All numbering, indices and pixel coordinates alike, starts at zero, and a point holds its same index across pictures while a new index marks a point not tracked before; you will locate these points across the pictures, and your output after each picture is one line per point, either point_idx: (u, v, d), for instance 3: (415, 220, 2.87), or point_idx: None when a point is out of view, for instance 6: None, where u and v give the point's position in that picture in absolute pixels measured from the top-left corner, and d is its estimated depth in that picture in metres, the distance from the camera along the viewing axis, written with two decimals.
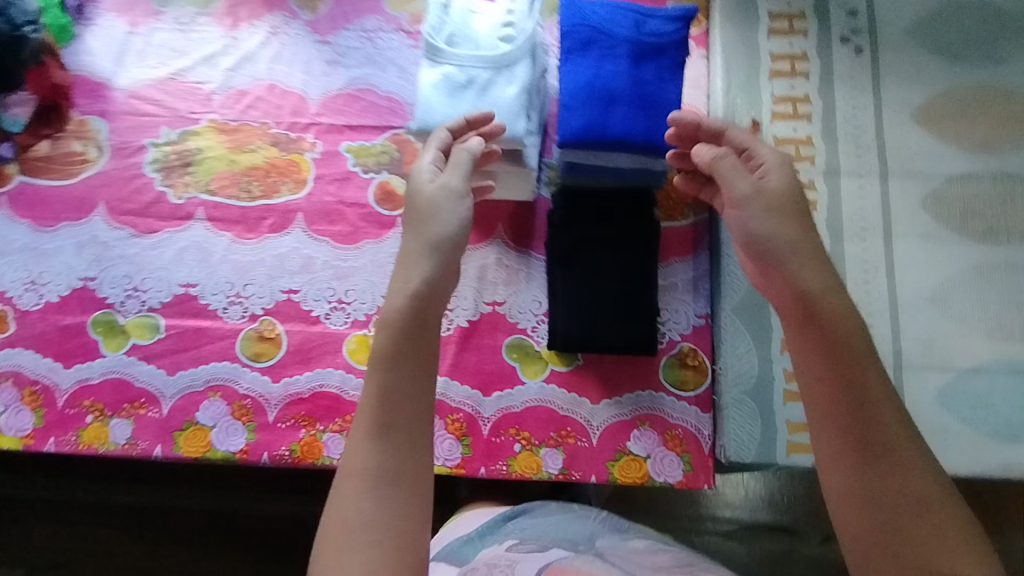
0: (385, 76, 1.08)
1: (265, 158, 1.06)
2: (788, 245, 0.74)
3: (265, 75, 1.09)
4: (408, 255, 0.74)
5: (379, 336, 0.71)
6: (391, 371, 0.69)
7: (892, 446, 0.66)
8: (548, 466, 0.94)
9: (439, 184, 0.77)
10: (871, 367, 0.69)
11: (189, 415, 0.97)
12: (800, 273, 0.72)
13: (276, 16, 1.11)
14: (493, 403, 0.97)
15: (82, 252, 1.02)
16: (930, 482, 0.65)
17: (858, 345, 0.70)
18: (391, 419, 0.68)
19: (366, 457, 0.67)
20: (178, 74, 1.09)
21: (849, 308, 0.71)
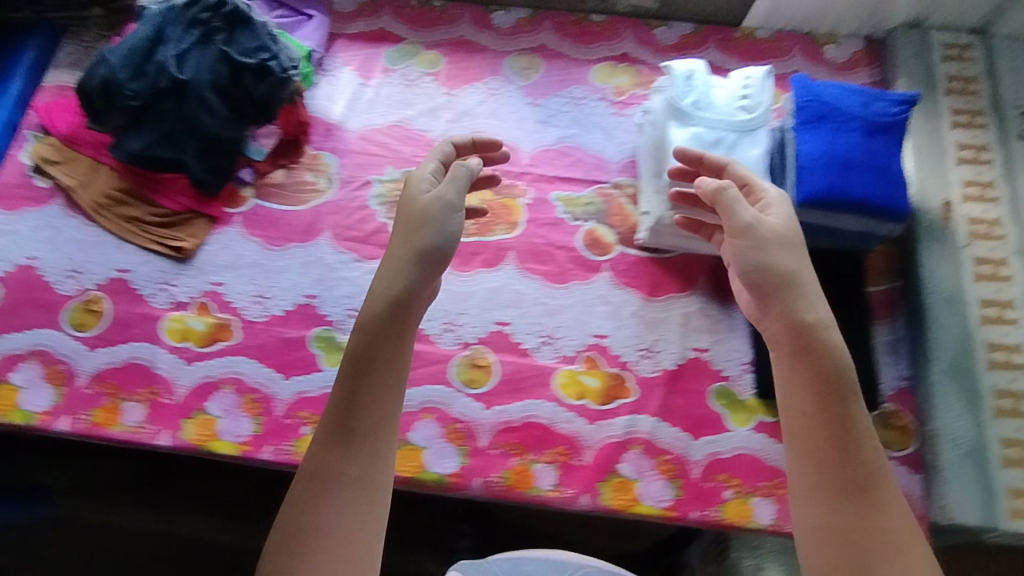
0: (592, 138, 1.18)
1: (481, 199, 1.13)
2: (788, 284, 0.82)
3: (483, 128, 1.19)
4: (389, 265, 0.85)
5: (351, 344, 0.82)
6: (356, 381, 0.79)
7: (867, 480, 0.75)
8: (761, 516, 0.94)
9: (428, 198, 0.88)
10: (854, 404, 0.78)
11: (403, 434, 0.98)
12: (799, 308, 0.82)
13: (495, 80, 1.22)
14: (701, 448, 0.98)
15: (307, 272, 1.08)
16: (904, 517, 0.74)
17: (846, 383, 0.78)
18: (363, 429, 0.77)
19: (344, 466, 0.76)
20: (404, 122, 1.19)
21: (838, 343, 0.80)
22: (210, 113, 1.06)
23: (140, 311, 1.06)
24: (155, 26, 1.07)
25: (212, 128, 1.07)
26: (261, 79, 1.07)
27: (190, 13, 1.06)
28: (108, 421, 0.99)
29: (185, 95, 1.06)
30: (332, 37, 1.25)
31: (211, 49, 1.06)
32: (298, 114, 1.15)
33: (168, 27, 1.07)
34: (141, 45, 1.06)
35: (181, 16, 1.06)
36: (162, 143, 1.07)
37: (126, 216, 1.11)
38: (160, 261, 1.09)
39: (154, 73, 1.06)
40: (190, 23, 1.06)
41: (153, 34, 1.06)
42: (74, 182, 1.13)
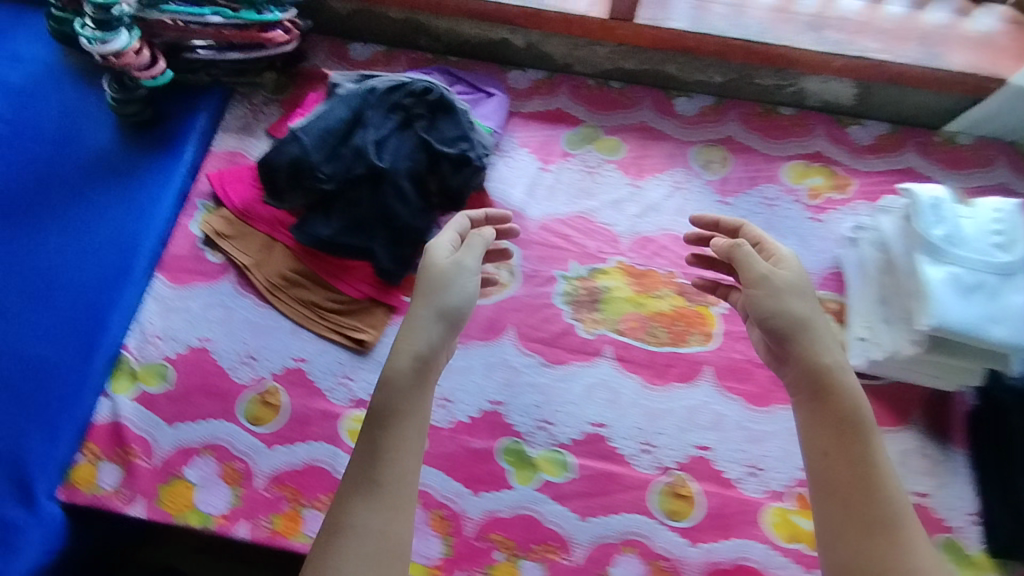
0: (786, 244, 1.11)
1: (672, 306, 1.07)
2: (805, 330, 0.80)
3: (670, 224, 1.12)
4: (408, 323, 0.78)
5: (377, 394, 0.73)
6: (380, 428, 0.71)
7: (894, 521, 0.68)
8: None
9: (442, 264, 0.82)
10: (872, 444, 0.73)
11: (603, 568, 0.90)
12: (817, 351, 0.79)
13: (678, 172, 1.16)
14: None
15: (492, 374, 1.03)
16: (932, 558, 0.67)
17: (868, 426, 0.74)
18: (382, 465, 0.69)
19: (358, 515, 0.67)
20: (587, 213, 1.13)
21: (856, 386, 0.77)
22: (403, 202, 1.01)
23: (319, 407, 1.00)
24: (352, 108, 1.02)
25: (404, 218, 1.02)
26: (458, 169, 1.02)
27: (391, 98, 1.02)
28: (289, 530, 0.92)
29: (380, 183, 1.01)
30: (511, 116, 1.20)
31: (408, 137, 1.02)
32: (483, 203, 1.08)
33: (367, 110, 1.02)
34: (338, 128, 1.02)
35: (380, 100, 1.02)
36: (350, 230, 1.03)
37: (302, 300, 1.06)
38: (339, 352, 1.04)
39: (350, 158, 1.01)
40: (390, 108, 1.02)
41: (350, 117, 1.02)
42: (249, 260, 1.08)
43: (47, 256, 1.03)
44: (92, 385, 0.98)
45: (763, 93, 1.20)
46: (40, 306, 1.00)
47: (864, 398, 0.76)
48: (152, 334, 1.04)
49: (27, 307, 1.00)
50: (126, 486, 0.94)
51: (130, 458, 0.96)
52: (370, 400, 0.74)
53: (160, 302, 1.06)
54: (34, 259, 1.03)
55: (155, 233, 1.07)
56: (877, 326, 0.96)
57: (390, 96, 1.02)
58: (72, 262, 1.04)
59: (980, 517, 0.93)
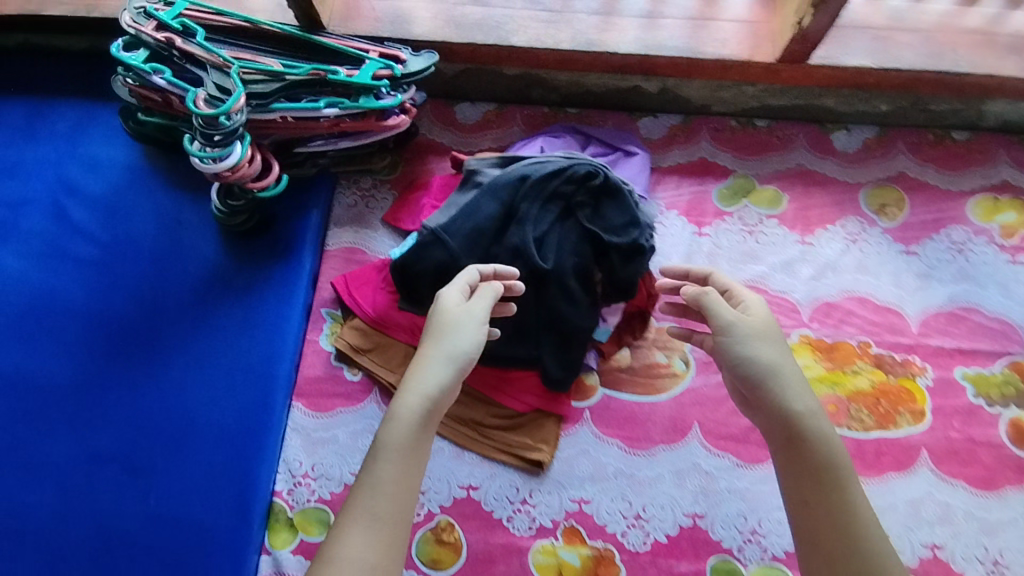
0: (987, 295, 0.99)
1: (871, 382, 0.95)
2: (777, 383, 0.71)
3: (853, 285, 1.00)
4: (420, 366, 0.72)
5: (387, 428, 0.68)
6: (391, 463, 0.66)
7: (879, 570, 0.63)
8: None
9: (473, 326, 0.75)
10: (853, 488, 0.67)
11: None
12: (787, 400, 0.70)
13: (851, 221, 1.03)
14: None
15: (684, 483, 0.91)
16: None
17: (842, 467, 0.68)
18: (359, 497, 0.65)
19: (353, 546, 0.62)
20: (757, 281, 1.00)
21: (833, 433, 0.70)
22: (569, 303, 0.89)
23: (500, 541, 0.89)
24: (503, 201, 0.89)
25: (572, 321, 0.90)
26: (630, 261, 0.89)
27: (548, 184, 0.88)
28: None
29: (544, 285, 0.89)
30: (653, 174, 1.06)
31: (569, 227, 0.89)
32: (649, 286, 0.98)
33: (521, 202, 0.89)
34: (489, 226, 0.90)
35: (536, 188, 0.88)
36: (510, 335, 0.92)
37: (460, 417, 0.94)
38: (511, 472, 0.93)
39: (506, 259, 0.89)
40: (547, 197, 0.89)
41: (501, 211, 0.89)
42: (394, 376, 0.97)
43: (179, 400, 0.94)
44: (252, 543, 0.87)
45: (935, 118, 1.06)
46: (183, 459, 0.91)
47: (838, 443, 0.69)
48: (302, 474, 0.93)
49: (172, 462, 0.91)
50: None
51: None
52: (377, 433, 0.68)
53: (303, 435, 0.95)
54: (167, 404, 0.93)
55: (288, 358, 0.97)
56: None
57: (545, 183, 0.89)
58: (207, 403, 0.94)
59: None
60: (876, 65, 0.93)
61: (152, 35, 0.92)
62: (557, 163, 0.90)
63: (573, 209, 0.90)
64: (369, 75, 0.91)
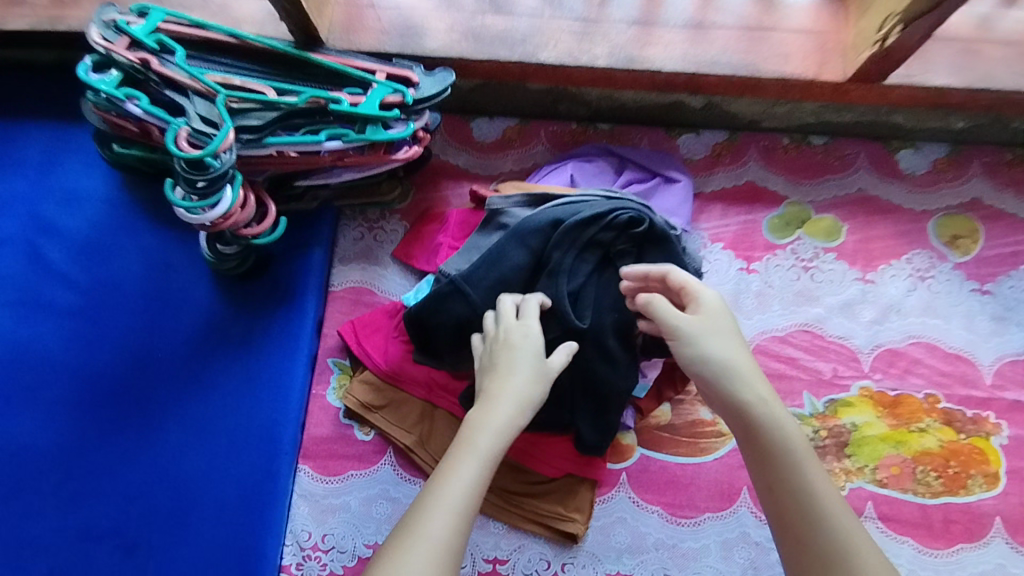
0: None
1: (939, 441, 0.86)
2: (721, 368, 0.66)
3: (920, 330, 0.89)
4: (491, 385, 0.70)
5: (478, 426, 0.65)
6: (478, 457, 0.63)
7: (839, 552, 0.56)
8: None
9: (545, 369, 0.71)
10: (812, 470, 0.61)
11: None
12: (733, 390, 0.65)
13: (919, 256, 0.92)
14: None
15: (731, 555, 0.83)
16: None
17: (799, 452, 0.61)
18: (438, 481, 0.61)
19: (436, 524, 0.58)
20: (812, 325, 0.90)
21: (786, 415, 0.64)
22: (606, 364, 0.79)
23: None
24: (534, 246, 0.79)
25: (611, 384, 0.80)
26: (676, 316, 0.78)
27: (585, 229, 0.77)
28: None
29: (578, 344, 0.79)
30: (695, 201, 0.96)
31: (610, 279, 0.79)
32: None
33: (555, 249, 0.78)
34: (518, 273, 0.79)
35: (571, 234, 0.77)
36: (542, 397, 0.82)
37: None
38: (541, 544, 0.84)
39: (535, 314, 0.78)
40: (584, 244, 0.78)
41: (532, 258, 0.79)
42: (409, 437, 0.87)
43: (175, 469, 0.85)
44: None
45: (1017, 135, 0.95)
46: (180, 536, 0.83)
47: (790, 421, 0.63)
48: (311, 546, 0.85)
49: (169, 540, 0.83)
50: None
51: None
52: (466, 429, 0.65)
53: (312, 502, 0.87)
54: (161, 474, 0.85)
55: (294, 419, 0.88)
56: None
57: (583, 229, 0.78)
58: (205, 473, 0.85)
59: None
60: (963, 85, 0.82)
61: (124, 56, 0.79)
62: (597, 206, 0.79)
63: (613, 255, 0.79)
64: (377, 103, 0.80)
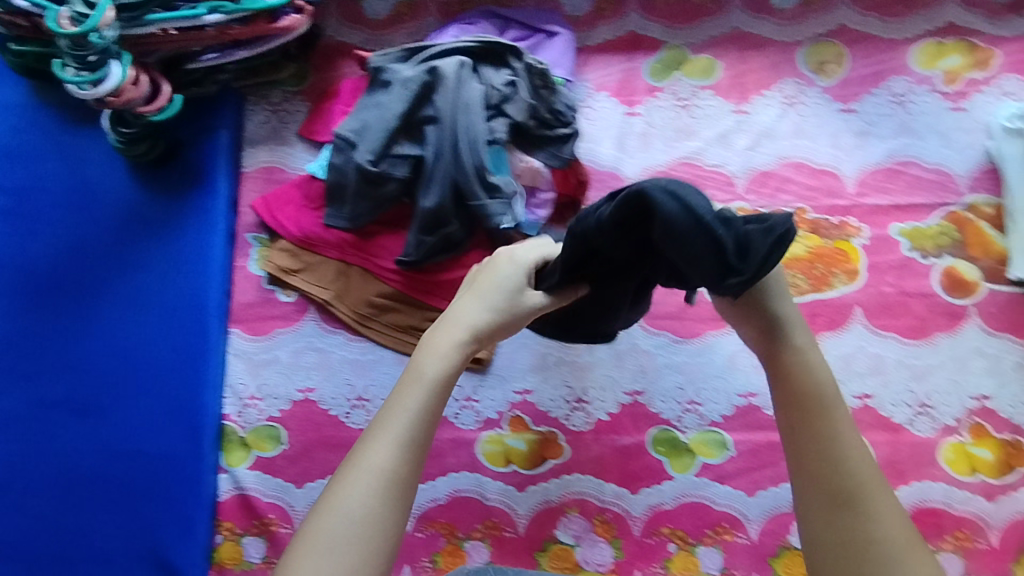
0: (928, 146, 0.95)
1: (806, 248, 0.94)
2: (771, 311, 0.61)
3: (790, 151, 0.96)
4: (469, 303, 0.67)
5: (431, 349, 0.62)
6: (427, 377, 0.59)
7: (864, 492, 0.54)
8: None
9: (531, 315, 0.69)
10: (839, 415, 0.57)
11: (782, 538, 0.88)
12: (785, 328, 0.61)
13: (789, 83, 0.98)
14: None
15: (623, 363, 0.94)
16: (908, 537, 0.52)
17: (829, 395, 0.58)
18: (390, 410, 0.58)
19: (379, 456, 0.55)
20: (692, 157, 0.98)
21: (822, 364, 0.60)
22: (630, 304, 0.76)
23: (449, 436, 0.94)
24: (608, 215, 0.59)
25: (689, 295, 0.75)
26: (552, 159, 0.89)
27: (693, 268, 0.54)
28: (453, 565, 0.91)
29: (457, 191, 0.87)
30: (579, 54, 1.01)
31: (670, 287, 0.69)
32: (578, 173, 0.93)
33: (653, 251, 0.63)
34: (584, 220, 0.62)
35: (681, 244, 0.53)
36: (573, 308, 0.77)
37: (397, 325, 0.96)
38: None
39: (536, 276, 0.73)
40: (709, 257, 0.52)
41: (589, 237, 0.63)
42: (328, 293, 0.97)
43: (113, 341, 0.94)
44: (207, 466, 0.91)
45: None
46: (125, 396, 0.92)
47: (821, 367, 0.60)
48: (249, 396, 0.96)
49: (116, 400, 0.92)
50: (276, 556, 0.92)
51: (270, 527, 0.93)
52: (418, 351, 0.62)
53: (246, 359, 0.97)
54: (102, 345, 0.94)
55: (217, 287, 0.95)
56: None
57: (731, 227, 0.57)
58: (140, 342, 0.94)
59: None
60: None
61: None
62: (784, 239, 0.53)
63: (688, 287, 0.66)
64: None
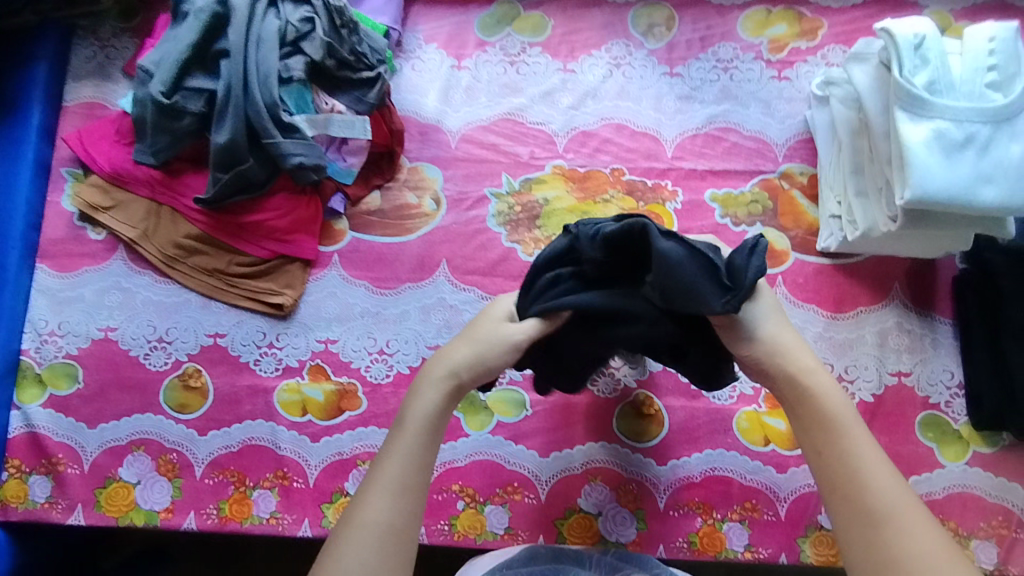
0: (748, 113, 0.95)
1: (620, 210, 0.93)
2: (769, 339, 0.67)
3: (611, 112, 0.95)
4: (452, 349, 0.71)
5: (413, 401, 0.68)
6: (404, 433, 0.66)
7: (888, 508, 0.60)
8: (982, 561, 0.81)
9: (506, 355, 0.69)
10: (854, 433, 0.64)
11: (570, 501, 0.87)
12: (785, 360, 0.67)
13: (617, 45, 0.97)
14: (910, 489, 0.84)
15: (429, 317, 0.92)
16: (940, 546, 0.58)
17: (844, 417, 0.65)
18: (381, 465, 0.65)
19: (378, 512, 0.62)
20: (514, 114, 0.96)
21: (833, 385, 0.67)
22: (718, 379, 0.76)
23: (246, 383, 0.92)
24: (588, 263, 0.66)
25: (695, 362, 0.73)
26: (357, 103, 0.90)
27: (692, 295, 0.60)
28: (239, 514, 0.89)
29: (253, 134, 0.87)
30: (411, 7, 1.01)
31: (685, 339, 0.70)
32: (390, 121, 0.92)
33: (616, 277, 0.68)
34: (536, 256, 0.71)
35: (673, 274, 0.59)
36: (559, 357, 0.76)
37: (203, 267, 0.94)
38: (258, 319, 0.94)
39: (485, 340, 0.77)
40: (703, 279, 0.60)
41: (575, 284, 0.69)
42: (135, 232, 0.95)
43: None
44: None
45: None
46: None
47: (836, 393, 0.67)
48: (48, 332, 0.95)
49: None
50: (60, 497, 0.90)
51: (57, 468, 0.91)
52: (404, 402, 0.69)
53: (49, 296, 0.96)
54: None
55: (21, 219, 0.95)
56: (850, 200, 0.83)
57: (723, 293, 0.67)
58: None
59: (964, 387, 0.87)
60: None
61: None
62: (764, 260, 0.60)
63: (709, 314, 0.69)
64: None
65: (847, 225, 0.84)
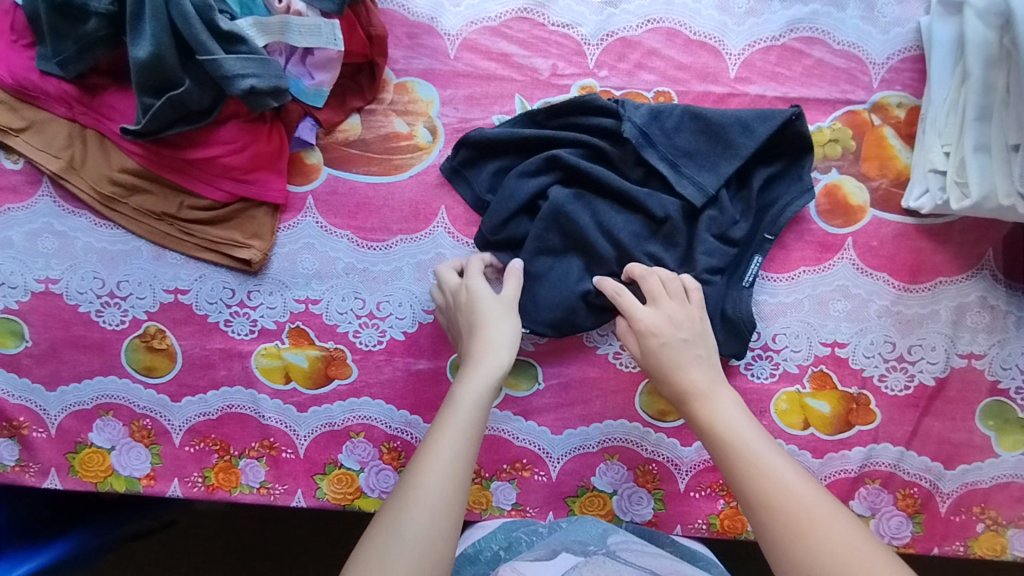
0: (843, 17, 0.73)
1: None
2: (638, 318, 0.66)
3: (661, 12, 0.74)
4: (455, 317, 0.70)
5: (460, 292, 0.70)
6: (471, 325, 0.67)
7: (748, 445, 0.56)
8: (1017, 548, 0.75)
9: (505, 298, 0.69)
10: (719, 392, 0.62)
11: (584, 479, 0.80)
12: (649, 325, 0.66)
13: None
14: (955, 477, 0.75)
15: (425, 277, 0.78)
16: (803, 479, 0.54)
17: (707, 376, 0.63)
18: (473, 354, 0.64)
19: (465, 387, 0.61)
20: (533, 11, 0.75)
21: (700, 348, 0.65)
22: (727, 283, 0.73)
23: (218, 346, 0.80)
24: (628, 128, 0.70)
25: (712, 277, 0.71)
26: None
27: (720, 139, 0.70)
28: (227, 483, 0.80)
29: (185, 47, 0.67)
30: None
31: (694, 225, 0.72)
32: (367, 22, 0.72)
33: (651, 147, 0.71)
34: (555, 104, 0.73)
35: (705, 127, 0.70)
36: (555, 259, 0.74)
37: (147, 211, 0.77)
38: (225, 273, 0.79)
39: (476, 213, 0.76)
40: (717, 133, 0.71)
41: (598, 142, 0.72)
42: (57, 163, 0.76)
43: None
44: None
45: None
46: None
47: (730, 407, 0.60)
48: None
49: None
50: (30, 462, 0.81)
51: (22, 431, 0.81)
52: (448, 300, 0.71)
53: None
54: None
55: None
56: (964, 156, 0.66)
57: (740, 179, 0.73)
58: None
59: None
60: None
61: None
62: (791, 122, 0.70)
63: (744, 184, 0.73)
64: None
65: (955, 189, 0.66)
